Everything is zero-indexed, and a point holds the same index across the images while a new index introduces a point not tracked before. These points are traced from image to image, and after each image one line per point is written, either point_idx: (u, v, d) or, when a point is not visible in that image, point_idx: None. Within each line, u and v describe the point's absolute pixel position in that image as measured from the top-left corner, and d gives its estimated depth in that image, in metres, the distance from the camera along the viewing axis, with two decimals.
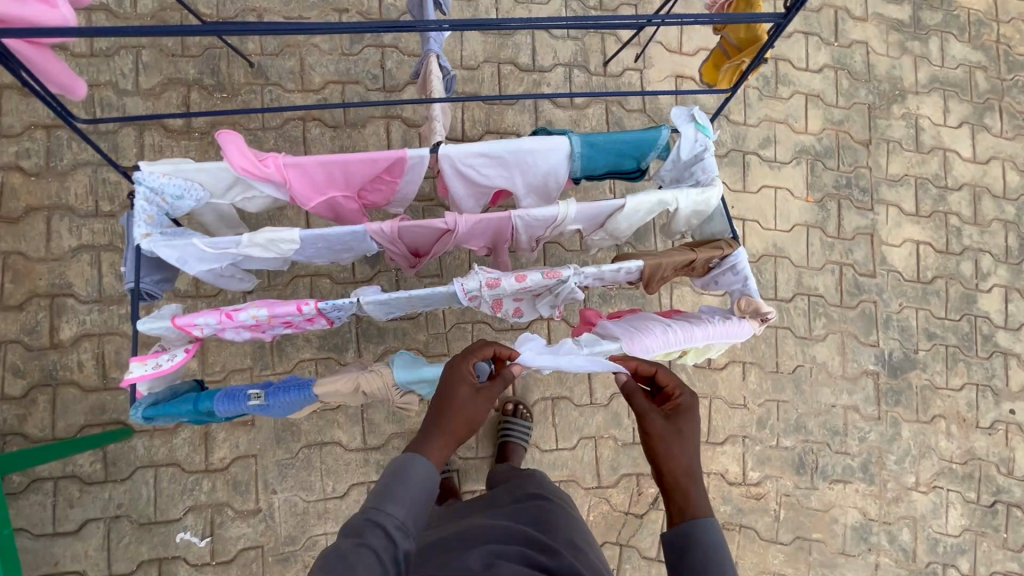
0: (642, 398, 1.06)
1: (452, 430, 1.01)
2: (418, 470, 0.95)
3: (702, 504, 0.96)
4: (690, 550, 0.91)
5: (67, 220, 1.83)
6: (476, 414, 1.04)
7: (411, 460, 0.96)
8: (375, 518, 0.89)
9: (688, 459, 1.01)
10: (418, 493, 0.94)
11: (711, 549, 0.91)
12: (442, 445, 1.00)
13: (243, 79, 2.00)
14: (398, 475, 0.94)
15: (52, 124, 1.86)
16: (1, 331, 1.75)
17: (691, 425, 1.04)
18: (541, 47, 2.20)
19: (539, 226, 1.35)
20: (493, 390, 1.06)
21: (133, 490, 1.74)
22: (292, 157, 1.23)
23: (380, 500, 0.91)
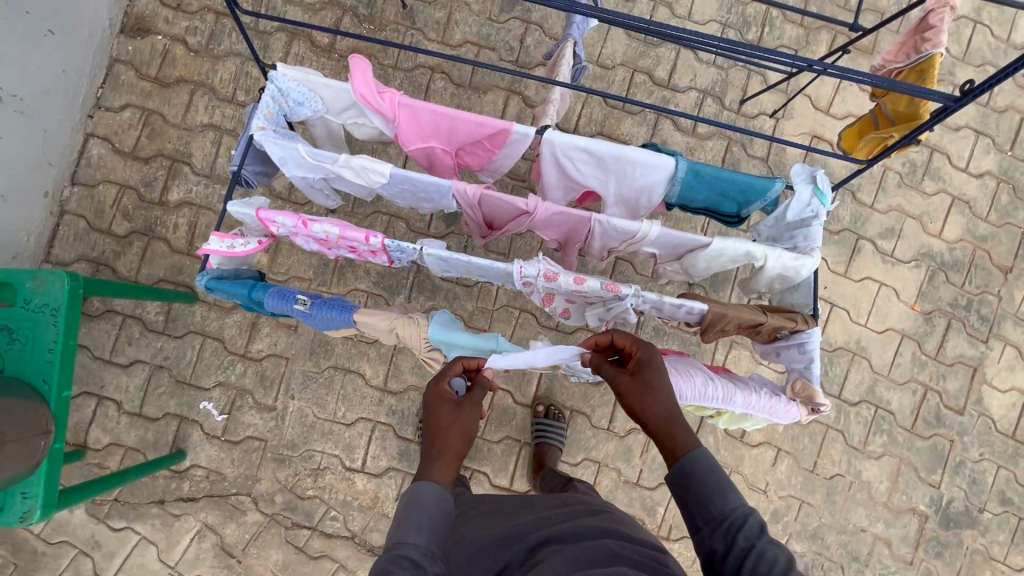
0: (608, 366, 1.09)
1: (450, 446, 1.02)
2: (430, 493, 0.96)
3: (689, 439, 1.00)
4: (692, 487, 0.95)
5: (207, 98, 2.02)
6: (467, 425, 1.04)
7: (422, 490, 0.96)
8: (400, 553, 0.89)
9: (665, 406, 1.03)
10: (434, 513, 0.95)
11: (709, 479, 0.95)
12: (447, 461, 1.01)
13: (392, 18, 2.10)
14: (411, 503, 0.95)
15: (222, 12, 2.05)
16: (125, 175, 1.97)
17: (657, 374, 1.06)
18: (681, 66, 2.13)
19: (615, 237, 1.31)
20: (475, 401, 1.07)
21: (180, 349, 1.92)
22: (409, 98, 1.27)
23: (402, 534, 0.92)
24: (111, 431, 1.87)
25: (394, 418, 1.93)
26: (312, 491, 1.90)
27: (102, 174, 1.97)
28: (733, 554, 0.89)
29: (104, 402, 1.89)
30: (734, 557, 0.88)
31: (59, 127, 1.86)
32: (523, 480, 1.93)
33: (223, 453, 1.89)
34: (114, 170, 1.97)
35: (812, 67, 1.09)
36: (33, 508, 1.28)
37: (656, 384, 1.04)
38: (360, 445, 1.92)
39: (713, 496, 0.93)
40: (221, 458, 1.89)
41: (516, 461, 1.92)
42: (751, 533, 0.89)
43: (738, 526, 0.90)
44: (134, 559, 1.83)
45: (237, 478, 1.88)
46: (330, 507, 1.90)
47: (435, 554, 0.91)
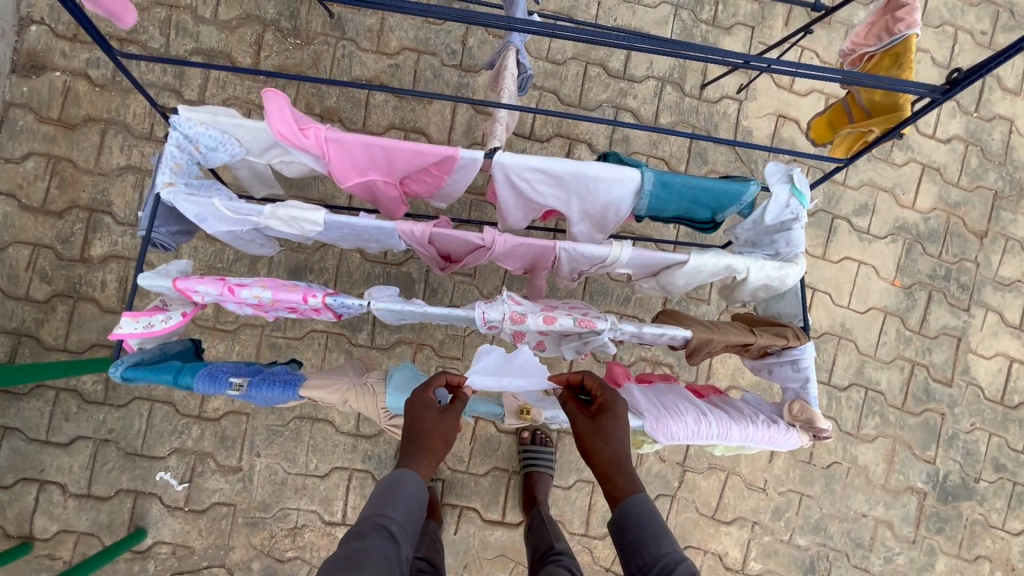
0: (571, 404, 1.04)
1: (433, 444, 1.00)
2: (410, 486, 0.97)
3: (632, 486, 0.98)
4: (628, 531, 0.95)
5: (121, 138, 1.82)
6: (450, 431, 1.01)
7: (400, 480, 0.97)
8: (377, 523, 0.91)
9: (618, 453, 1.00)
10: (411, 502, 0.96)
11: (647, 524, 0.95)
12: (430, 458, 1.00)
13: (320, 29, 1.91)
14: (390, 489, 0.96)
15: (127, 40, 1.84)
16: (37, 233, 1.77)
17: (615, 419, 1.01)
18: (636, 54, 2.00)
19: (585, 262, 1.20)
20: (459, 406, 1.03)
21: (126, 419, 1.75)
22: (337, 132, 1.13)
23: (380, 507, 0.93)
24: (59, 517, 1.71)
25: (371, 463, 1.80)
26: (291, 552, 1.76)
27: (11, 235, 1.76)
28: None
29: (46, 486, 1.71)
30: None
31: None
32: (516, 511, 1.83)
33: (189, 524, 1.74)
34: (25, 229, 1.76)
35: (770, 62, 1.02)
36: None
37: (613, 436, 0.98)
38: (338, 497, 1.79)
39: (651, 541, 0.94)
40: (187, 530, 1.74)
41: (505, 492, 1.82)
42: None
43: (667, 570, 0.90)
44: None
45: (207, 550, 1.74)
46: (313, 566, 1.77)
47: (407, 531, 0.93)
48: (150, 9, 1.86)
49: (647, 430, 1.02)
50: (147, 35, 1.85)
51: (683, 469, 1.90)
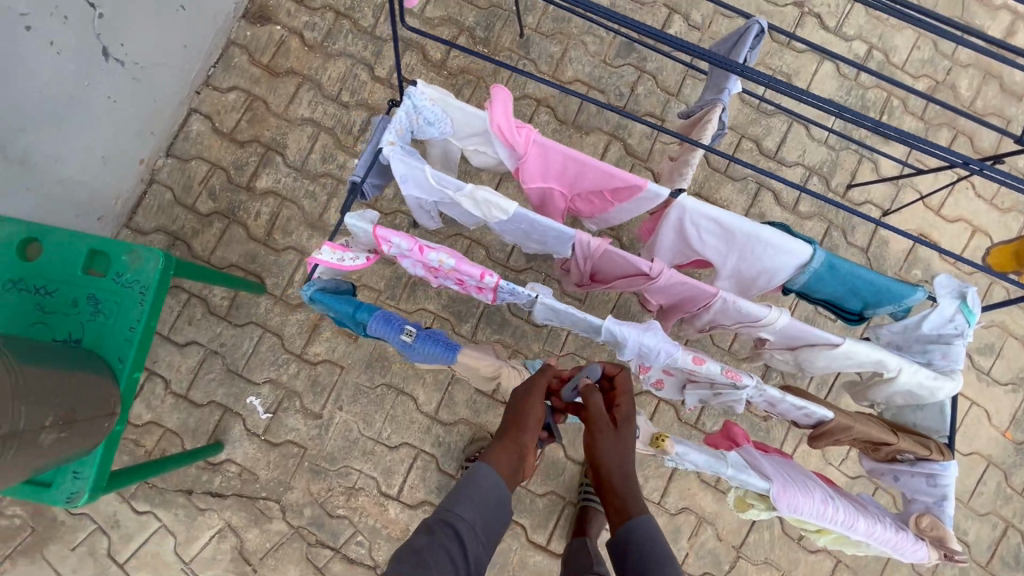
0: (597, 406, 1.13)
1: (506, 440, 1.13)
2: (483, 483, 1.07)
3: (637, 505, 1.09)
4: (629, 551, 1.06)
5: (312, 94, 2.02)
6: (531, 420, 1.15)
7: (474, 471, 1.08)
8: (445, 519, 1.03)
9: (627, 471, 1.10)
10: (487, 495, 1.06)
11: (649, 546, 1.06)
12: (504, 452, 1.12)
13: (508, 44, 2.08)
14: (468, 481, 1.08)
15: (343, 14, 2.06)
16: (218, 154, 1.97)
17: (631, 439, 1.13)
18: (792, 140, 2.06)
19: (734, 316, 1.23)
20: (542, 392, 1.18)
21: (238, 338, 1.88)
22: (545, 137, 1.22)
23: (450, 503, 1.06)
24: (154, 409, 1.83)
25: (439, 449, 1.84)
26: (342, 510, 1.81)
27: (196, 151, 1.96)
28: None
29: (153, 378, 1.85)
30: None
31: (168, 99, 1.87)
32: (561, 542, 1.82)
33: (260, 453, 1.82)
34: (209, 149, 1.97)
35: (972, 165, 0.93)
36: (81, 491, 1.18)
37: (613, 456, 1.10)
38: (400, 472, 1.83)
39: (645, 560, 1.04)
40: (257, 458, 1.82)
41: (557, 518, 1.81)
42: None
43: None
44: (150, 547, 1.76)
45: (269, 482, 1.81)
46: (358, 531, 1.80)
47: (478, 533, 1.03)
48: None
49: (772, 497, 1.02)
50: (360, 14, 2.07)
51: (738, 555, 1.84)
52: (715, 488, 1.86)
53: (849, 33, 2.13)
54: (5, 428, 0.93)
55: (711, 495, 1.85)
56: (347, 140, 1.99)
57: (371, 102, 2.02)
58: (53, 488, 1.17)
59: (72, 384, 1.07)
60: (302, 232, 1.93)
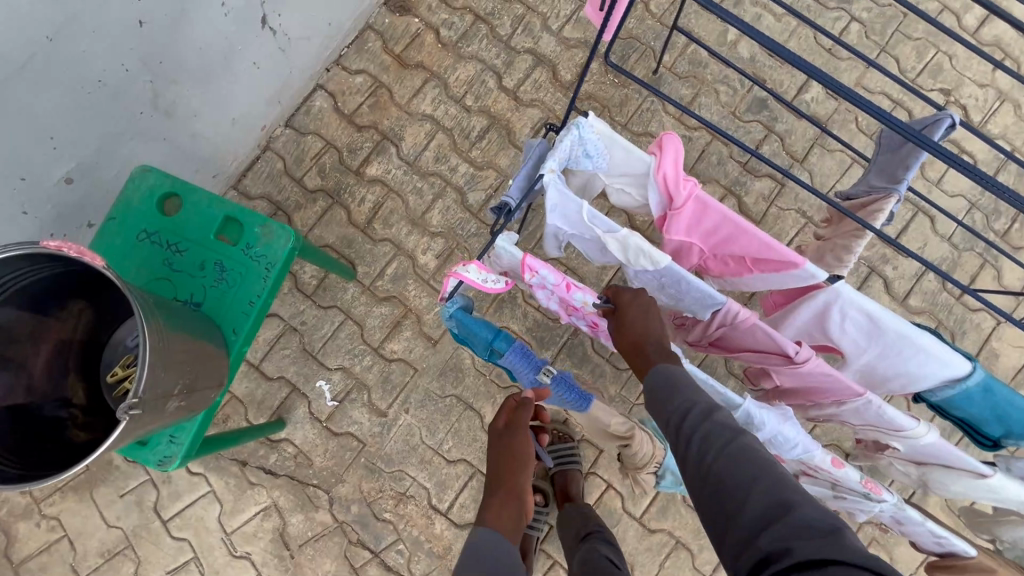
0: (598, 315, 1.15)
1: (496, 494, 1.13)
2: (485, 546, 1.04)
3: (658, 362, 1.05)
4: (657, 398, 1.02)
5: (437, 91, 2.01)
6: (518, 450, 1.14)
7: (475, 540, 1.06)
8: None
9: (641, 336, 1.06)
10: (493, 555, 1.03)
11: (670, 384, 1.01)
12: (498, 506, 1.11)
13: (639, 78, 2.04)
14: (472, 554, 1.03)
15: (482, 18, 2.05)
16: (335, 134, 1.97)
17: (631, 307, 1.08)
18: (914, 231, 1.97)
19: (869, 420, 1.17)
20: (522, 424, 1.14)
21: (319, 320, 1.87)
22: (709, 195, 1.18)
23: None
24: None
25: None
26: (389, 515, 1.77)
27: (315, 126, 1.97)
28: (688, 429, 0.95)
29: None
30: (688, 431, 0.95)
31: (301, 72, 1.88)
32: None
33: (319, 439, 1.80)
34: (328, 127, 1.97)
35: None
36: (174, 456, 1.17)
37: (622, 334, 1.08)
38: (453, 488, 1.78)
39: (674, 394, 1.00)
40: (316, 443, 1.80)
41: None
42: (708, 417, 0.95)
43: (682, 416, 0.97)
44: (195, 511, 1.74)
45: (323, 470, 1.78)
46: (400, 539, 1.76)
47: None
48: (512, 4, 2.07)
49: None
50: (499, 21, 2.06)
51: None
52: None
53: (993, 131, 2.04)
54: (150, 394, 0.93)
55: None
56: (463, 144, 1.98)
57: (494, 111, 2.00)
58: (149, 446, 1.16)
59: (197, 352, 1.08)
60: (403, 227, 1.92)
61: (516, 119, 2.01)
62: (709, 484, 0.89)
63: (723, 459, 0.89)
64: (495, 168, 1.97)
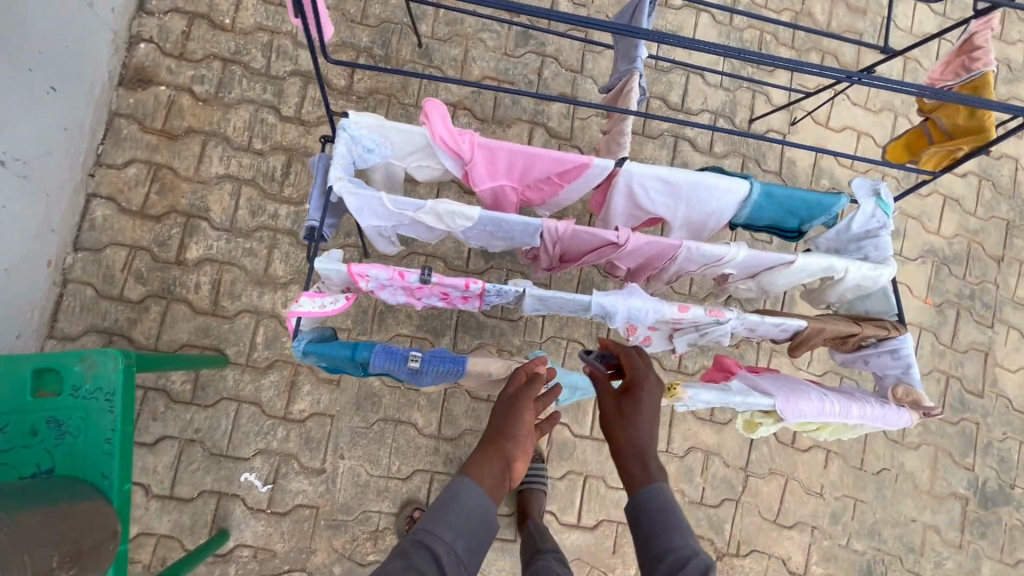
0: (601, 379, 1.14)
1: (493, 443, 1.07)
2: (462, 496, 1.01)
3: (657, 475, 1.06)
4: (639, 518, 1.04)
5: (221, 148, 1.92)
6: (517, 407, 1.08)
7: (454, 488, 1.02)
8: (423, 540, 0.96)
9: (639, 443, 1.08)
10: (468, 511, 1.00)
11: (660, 516, 1.03)
12: (481, 461, 1.04)
13: (409, 56, 2.07)
14: (449, 501, 1.01)
15: (230, 59, 1.97)
16: (134, 235, 1.82)
17: (638, 401, 1.10)
18: (693, 90, 2.22)
19: (697, 261, 1.33)
20: (531, 400, 1.09)
21: (213, 419, 1.76)
22: (489, 138, 1.25)
23: (426, 522, 0.99)
24: (140, 519, 1.69)
25: (451, 466, 1.84)
26: (373, 556, 1.77)
27: (108, 237, 1.81)
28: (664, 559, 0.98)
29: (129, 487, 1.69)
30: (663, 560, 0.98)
31: (61, 189, 1.70)
32: (591, 515, 1.89)
33: (271, 527, 1.73)
34: (123, 231, 1.82)
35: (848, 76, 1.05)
36: None
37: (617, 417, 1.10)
38: (421, 499, 1.81)
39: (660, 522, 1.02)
40: (269, 532, 1.73)
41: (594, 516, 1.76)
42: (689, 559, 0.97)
43: (676, 561, 0.97)
44: None
45: (289, 553, 1.73)
46: None
47: (457, 561, 0.96)
48: (254, 34, 2.00)
49: (777, 410, 1.14)
50: (249, 56, 1.98)
51: (745, 474, 2.00)
52: (710, 422, 2.00)
53: None
54: None
55: (710, 429, 1.99)
56: (272, 187, 1.92)
57: (287, 143, 1.95)
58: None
59: (72, 522, 1.00)
60: (252, 292, 1.85)
61: (312, 143, 1.98)
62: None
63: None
64: None
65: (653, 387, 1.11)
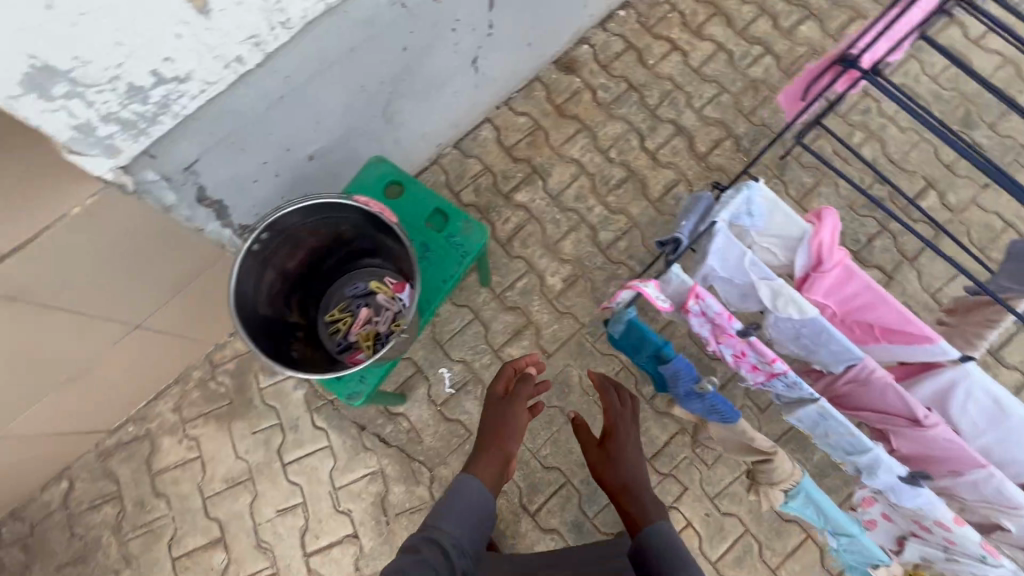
0: (585, 440, 1.57)
1: (487, 449, 1.43)
2: (464, 484, 1.34)
3: (655, 516, 1.38)
4: (652, 553, 1.28)
5: (587, 141, 2.30)
6: (511, 414, 1.50)
7: (463, 480, 1.35)
8: (433, 535, 1.24)
9: (631, 480, 1.46)
10: (473, 499, 1.32)
11: (668, 547, 1.28)
12: (481, 463, 1.40)
13: (766, 161, 2.28)
14: (455, 493, 1.33)
15: (634, 87, 2.37)
16: (493, 160, 2.26)
17: (620, 432, 1.55)
18: (1016, 344, 2.06)
19: (981, 493, 1.26)
20: (526, 393, 1.55)
21: (451, 315, 2.09)
22: (857, 265, 1.36)
23: (436, 518, 1.28)
24: None
25: (585, 487, 1.93)
26: None
27: (478, 152, 2.26)
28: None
29: None
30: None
31: (480, 106, 2.20)
32: None
33: (432, 421, 1.98)
34: (488, 153, 2.27)
35: None
36: (358, 394, 1.38)
37: (612, 465, 1.49)
38: (545, 492, 1.93)
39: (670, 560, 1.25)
40: (428, 424, 1.98)
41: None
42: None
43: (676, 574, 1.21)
44: (312, 460, 1.94)
45: (431, 449, 1.96)
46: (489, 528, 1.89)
47: (464, 539, 1.26)
48: (663, 80, 2.37)
49: None
50: (649, 93, 2.36)
51: None
52: None
53: None
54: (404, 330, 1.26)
55: None
56: (602, 188, 2.24)
57: (632, 166, 2.27)
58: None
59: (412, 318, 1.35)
60: (537, 249, 2.16)
61: (650, 176, 2.27)
62: None
63: None
64: (626, 215, 2.21)
65: (622, 422, 1.57)
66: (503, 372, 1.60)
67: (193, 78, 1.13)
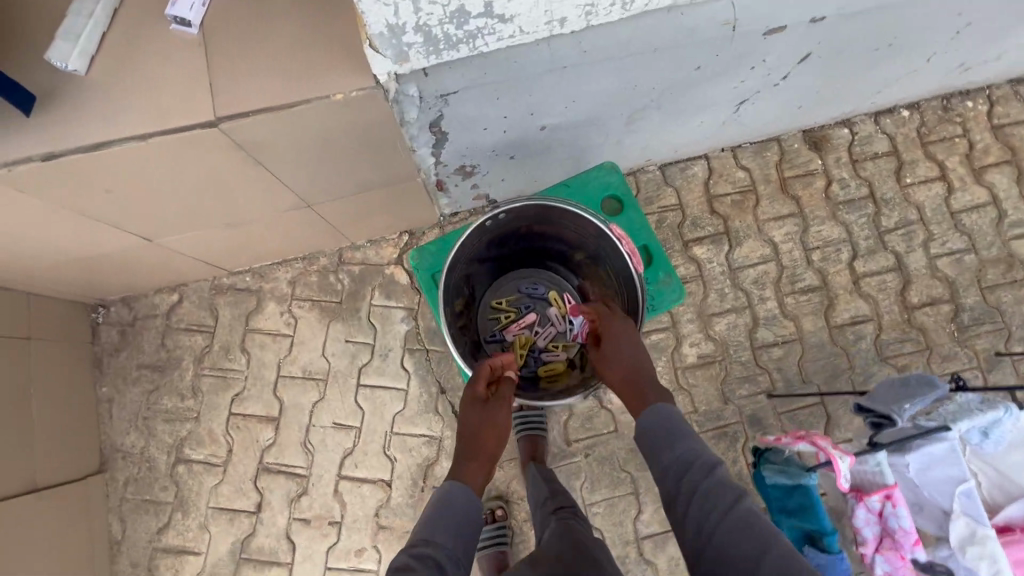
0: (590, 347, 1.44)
1: (474, 449, 1.27)
2: (453, 491, 1.20)
3: (657, 396, 1.28)
4: (651, 433, 1.22)
5: (795, 229, 2.04)
6: (496, 417, 1.31)
7: (449, 489, 1.20)
8: (428, 546, 1.08)
9: (633, 366, 1.33)
10: (466, 507, 1.18)
11: (665, 425, 1.22)
12: (470, 465, 1.26)
13: (977, 348, 1.95)
14: (442, 509, 1.16)
15: (876, 198, 2.06)
16: (690, 201, 2.06)
17: (614, 342, 1.37)
18: None
19: None
20: (505, 393, 1.34)
21: None
22: None
23: (427, 532, 1.12)
24: None
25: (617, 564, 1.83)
26: (515, 523, 1.83)
27: (679, 185, 2.06)
28: (681, 491, 1.12)
29: None
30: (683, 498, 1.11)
31: (709, 142, 1.99)
32: None
33: None
34: (689, 191, 2.06)
35: None
36: None
37: (608, 366, 1.35)
38: None
39: (667, 442, 1.19)
40: None
41: None
42: (702, 476, 1.11)
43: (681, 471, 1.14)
44: (384, 395, 1.92)
45: None
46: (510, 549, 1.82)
47: (459, 554, 1.10)
48: (910, 206, 2.05)
49: None
50: (889, 212, 2.05)
51: None
52: None
53: None
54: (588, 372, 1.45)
55: None
56: (785, 286, 2.00)
57: (829, 279, 2.01)
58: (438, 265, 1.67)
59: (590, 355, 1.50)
60: (689, 312, 1.98)
61: (843, 299, 2.00)
62: (710, 543, 1.03)
63: (725, 535, 1.02)
64: (796, 325, 1.98)
65: (619, 329, 1.38)
66: (478, 374, 1.35)
67: (513, 23, 1.03)
